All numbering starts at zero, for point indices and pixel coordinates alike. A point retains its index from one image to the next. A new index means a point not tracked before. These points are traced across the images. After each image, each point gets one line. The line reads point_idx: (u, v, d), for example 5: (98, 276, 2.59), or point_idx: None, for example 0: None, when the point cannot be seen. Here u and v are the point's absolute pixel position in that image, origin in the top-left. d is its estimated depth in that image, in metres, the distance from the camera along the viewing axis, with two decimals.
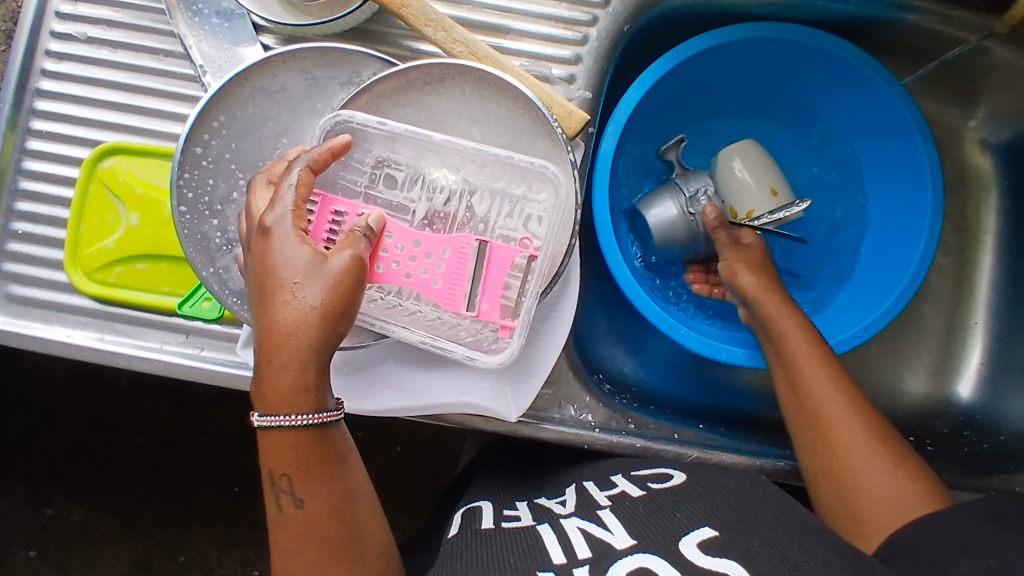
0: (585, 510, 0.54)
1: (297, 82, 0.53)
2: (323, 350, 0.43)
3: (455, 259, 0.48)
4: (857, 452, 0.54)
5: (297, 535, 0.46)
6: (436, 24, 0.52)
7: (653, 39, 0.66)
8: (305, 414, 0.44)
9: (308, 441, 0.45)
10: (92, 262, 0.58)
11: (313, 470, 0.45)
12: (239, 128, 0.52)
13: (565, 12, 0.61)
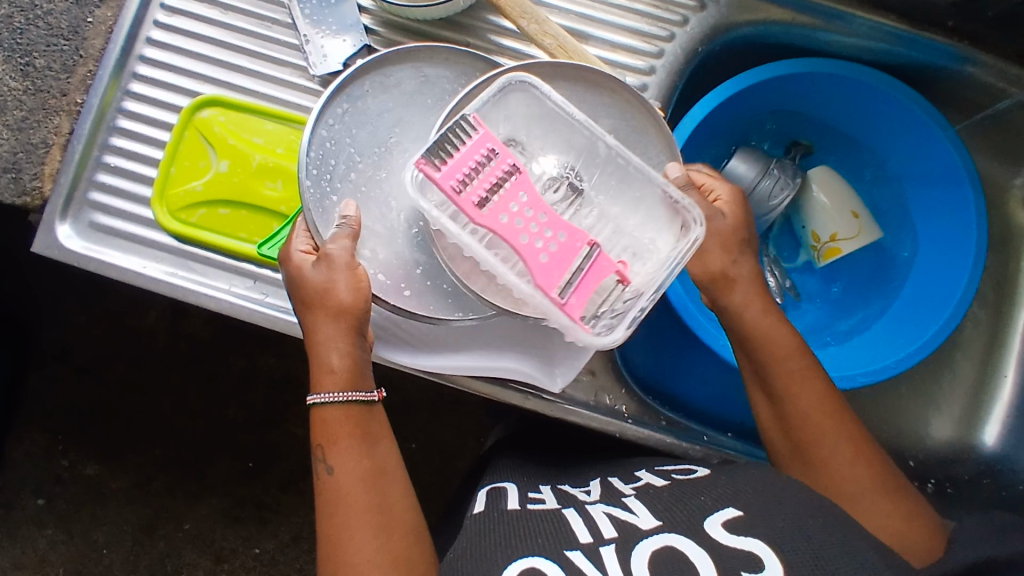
0: (609, 496, 0.56)
1: (410, 78, 0.57)
2: (354, 334, 0.51)
3: (569, 243, 0.44)
4: (868, 485, 0.54)
5: (345, 504, 0.49)
6: (531, 17, 0.56)
7: (731, 61, 0.70)
8: (347, 392, 0.50)
9: (350, 414, 0.51)
10: (178, 202, 0.62)
11: (345, 442, 0.50)
12: (356, 111, 0.55)
13: (642, 25, 0.65)
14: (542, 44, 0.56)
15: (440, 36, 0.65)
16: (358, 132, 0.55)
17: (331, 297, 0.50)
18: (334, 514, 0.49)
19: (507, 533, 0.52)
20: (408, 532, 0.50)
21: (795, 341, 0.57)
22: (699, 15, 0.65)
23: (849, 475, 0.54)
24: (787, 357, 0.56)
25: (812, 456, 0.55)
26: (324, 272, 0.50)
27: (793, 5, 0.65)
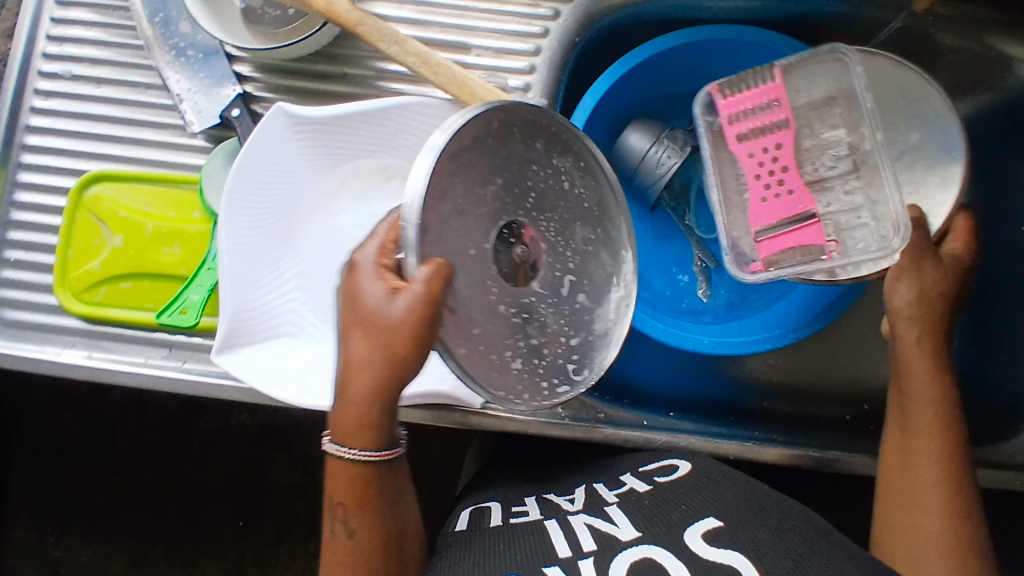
0: (591, 506, 0.55)
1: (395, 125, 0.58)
2: (390, 386, 0.46)
3: (796, 200, 0.59)
4: (934, 542, 0.51)
5: (346, 561, 0.52)
6: (390, 38, 0.55)
7: (615, 45, 0.70)
8: (364, 453, 0.48)
9: (360, 477, 0.50)
10: (80, 283, 0.61)
11: (367, 505, 0.51)
12: (266, 185, 0.56)
13: (517, 25, 0.65)
14: (406, 64, 0.55)
15: (317, 69, 0.64)
16: (264, 211, 0.57)
17: (390, 344, 0.45)
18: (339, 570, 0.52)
19: (485, 547, 0.51)
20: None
21: (930, 390, 0.55)
22: (569, 6, 0.64)
23: (923, 530, 0.52)
24: (920, 383, 0.55)
25: (902, 501, 0.53)
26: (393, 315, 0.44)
27: None
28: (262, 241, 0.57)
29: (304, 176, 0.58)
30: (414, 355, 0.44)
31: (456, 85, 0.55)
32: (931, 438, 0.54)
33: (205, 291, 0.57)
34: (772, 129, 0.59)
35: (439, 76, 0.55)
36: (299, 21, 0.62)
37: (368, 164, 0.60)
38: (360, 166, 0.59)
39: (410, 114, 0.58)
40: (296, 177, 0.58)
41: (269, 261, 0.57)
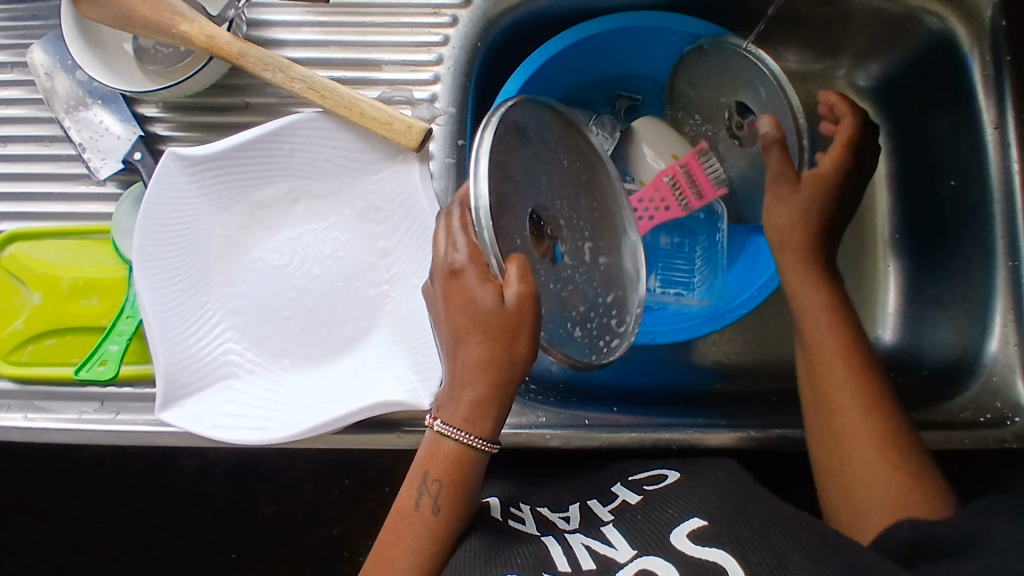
0: (586, 525, 0.53)
1: (303, 149, 0.57)
2: (504, 382, 0.48)
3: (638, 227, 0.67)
4: (855, 442, 0.53)
5: (416, 537, 0.49)
6: (274, 66, 0.55)
7: (523, 44, 0.68)
8: (478, 439, 0.49)
9: (468, 458, 0.49)
10: (5, 345, 0.60)
11: (456, 489, 0.49)
12: (173, 232, 0.56)
13: (416, 37, 0.64)
14: (292, 90, 0.55)
15: (218, 102, 0.63)
16: (176, 259, 0.56)
17: (507, 339, 0.47)
18: (393, 551, 0.49)
19: (486, 553, 0.48)
20: None
21: (822, 302, 0.59)
22: (467, 12, 0.64)
23: (860, 449, 0.52)
24: (801, 299, 0.60)
25: (829, 427, 0.54)
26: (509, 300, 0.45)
27: None
28: (179, 289, 0.56)
29: (209, 216, 0.57)
30: (530, 341, 0.47)
31: (342, 105, 0.54)
32: (836, 344, 0.57)
33: (123, 340, 0.58)
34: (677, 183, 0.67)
35: (327, 100, 0.54)
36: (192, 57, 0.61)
37: (273, 192, 0.59)
38: (266, 195, 0.59)
39: (302, 133, 0.56)
40: (201, 216, 0.57)
41: (192, 308, 0.56)
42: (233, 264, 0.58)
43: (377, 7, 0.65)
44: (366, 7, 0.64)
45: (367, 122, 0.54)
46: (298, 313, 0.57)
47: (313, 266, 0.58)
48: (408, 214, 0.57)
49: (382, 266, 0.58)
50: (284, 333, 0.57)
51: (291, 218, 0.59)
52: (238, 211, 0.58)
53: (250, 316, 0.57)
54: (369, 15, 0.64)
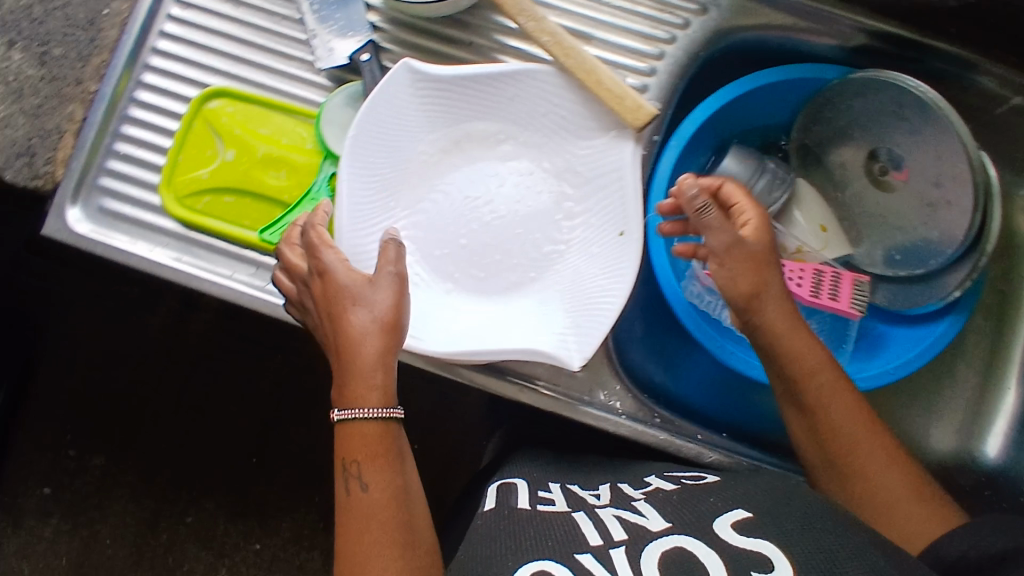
0: (619, 500, 0.58)
1: (524, 97, 0.60)
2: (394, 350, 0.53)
3: None
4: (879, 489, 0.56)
5: (363, 518, 0.51)
6: (529, 14, 0.57)
7: (732, 65, 0.70)
8: (376, 411, 0.52)
9: (386, 434, 0.53)
10: (185, 188, 0.63)
11: (381, 458, 0.52)
12: (390, 134, 0.58)
13: (649, 30, 0.65)
14: (539, 41, 0.57)
15: (444, 33, 0.66)
16: (384, 160, 0.58)
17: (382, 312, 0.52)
18: (349, 527, 0.51)
19: (514, 536, 0.52)
20: (425, 553, 0.51)
21: (818, 361, 0.59)
22: (702, 18, 0.66)
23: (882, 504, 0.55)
24: (816, 376, 0.58)
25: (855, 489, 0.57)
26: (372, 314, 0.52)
27: (796, 12, 0.66)
28: (375, 189, 0.58)
29: (419, 132, 0.60)
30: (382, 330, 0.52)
31: (583, 69, 0.56)
32: (844, 400, 0.58)
33: (308, 219, 0.61)
34: (834, 280, 0.69)
35: (570, 60, 0.56)
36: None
37: (484, 127, 0.61)
38: (475, 129, 0.61)
39: (532, 83, 0.59)
40: (412, 129, 0.59)
41: (381, 209, 0.58)
42: (426, 180, 0.61)
43: None
44: None
45: (602, 92, 0.56)
46: (472, 245, 0.59)
47: (498, 206, 0.60)
48: (605, 188, 0.59)
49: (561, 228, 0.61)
50: (455, 259, 0.59)
51: (494, 154, 0.62)
52: (447, 136, 0.61)
53: (430, 232, 0.59)
54: None
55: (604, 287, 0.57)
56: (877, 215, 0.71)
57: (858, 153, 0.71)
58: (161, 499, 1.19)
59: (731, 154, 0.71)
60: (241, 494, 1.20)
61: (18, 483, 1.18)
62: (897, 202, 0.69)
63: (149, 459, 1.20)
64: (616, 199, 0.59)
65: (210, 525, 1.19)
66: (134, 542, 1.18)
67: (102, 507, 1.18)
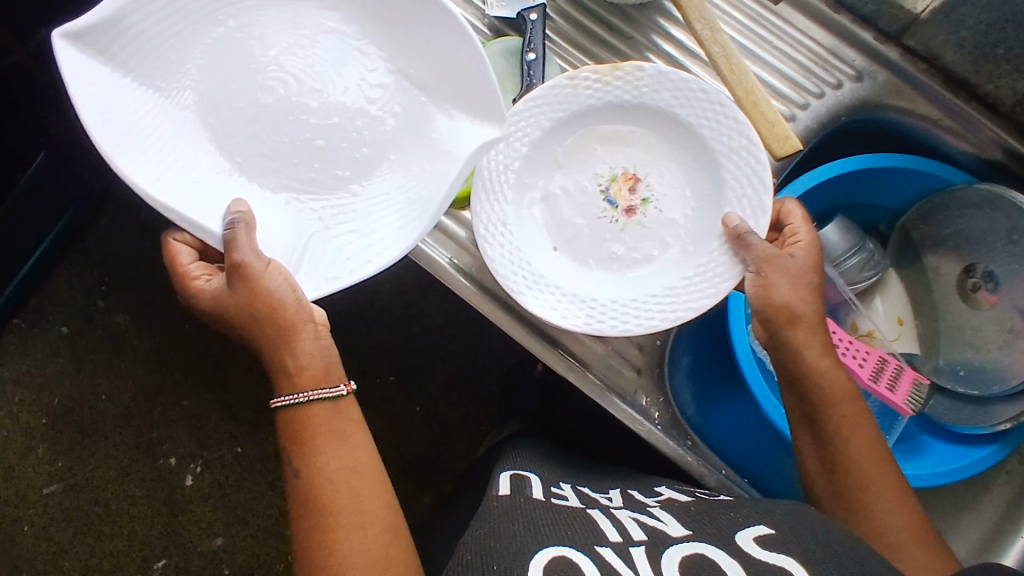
0: (632, 504, 0.59)
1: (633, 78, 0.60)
2: (292, 328, 0.55)
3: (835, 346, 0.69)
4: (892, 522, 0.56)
5: (310, 495, 0.54)
6: (706, 22, 0.59)
7: (866, 136, 0.72)
8: (313, 391, 0.56)
9: (327, 414, 0.56)
10: None
11: (311, 439, 0.55)
12: (124, 108, 0.53)
13: (799, 76, 0.68)
14: (708, 50, 0.59)
15: (608, 21, 0.69)
16: (133, 131, 0.53)
17: (257, 304, 0.54)
18: (299, 507, 0.54)
19: (534, 522, 0.53)
20: (380, 529, 0.54)
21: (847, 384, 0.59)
22: (856, 84, 0.67)
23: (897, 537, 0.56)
24: (842, 402, 0.59)
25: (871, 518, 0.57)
26: (254, 297, 0.54)
27: (944, 107, 0.67)
28: (163, 148, 0.54)
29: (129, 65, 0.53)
30: (286, 305, 0.55)
31: (742, 87, 0.59)
32: (861, 422, 0.59)
33: None
34: (895, 372, 0.70)
35: (733, 76, 0.59)
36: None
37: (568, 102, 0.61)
38: (604, 89, 0.61)
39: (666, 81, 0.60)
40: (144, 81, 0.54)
41: (209, 160, 0.56)
42: (160, 51, 0.53)
43: (784, 31, 0.68)
44: (774, 25, 0.68)
45: (755, 113, 0.59)
46: (591, 220, 0.63)
47: (309, 99, 0.56)
48: (721, 177, 0.60)
49: (678, 193, 0.63)
50: (309, 155, 0.57)
51: (305, 38, 0.57)
52: (211, 37, 0.55)
53: (245, 139, 0.56)
54: (771, 32, 0.68)
55: (701, 279, 0.59)
56: (956, 326, 0.71)
57: (955, 262, 0.71)
58: (166, 374, 1.22)
59: (836, 224, 0.71)
60: (241, 396, 1.22)
61: (43, 314, 1.21)
62: (980, 321, 0.70)
63: (169, 333, 1.22)
64: (746, 192, 0.59)
65: (202, 415, 1.21)
66: (130, 404, 1.22)
67: (112, 362, 1.22)
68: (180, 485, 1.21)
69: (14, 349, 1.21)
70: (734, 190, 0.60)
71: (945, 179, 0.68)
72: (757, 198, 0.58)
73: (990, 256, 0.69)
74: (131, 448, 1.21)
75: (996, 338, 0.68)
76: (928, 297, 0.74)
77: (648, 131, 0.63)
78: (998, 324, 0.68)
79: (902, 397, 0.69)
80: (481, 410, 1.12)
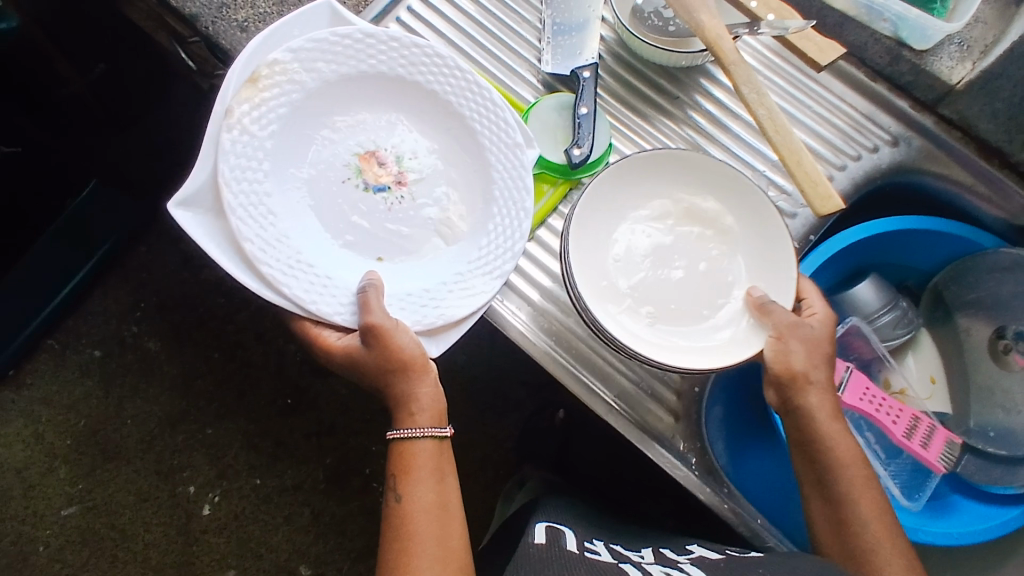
0: (664, 560, 0.61)
1: (287, 83, 0.60)
2: (412, 378, 0.60)
3: (867, 399, 0.70)
4: None
5: (404, 525, 0.58)
6: (753, 87, 0.62)
7: (899, 199, 0.75)
8: (428, 429, 0.60)
9: (436, 451, 0.61)
10: None
11: (418, 471, 0.60)
12: (290, 258, 0.59)
13: (835, 139, 0.71)
14: (755, 112, 0.62)
15: (654, 82, 0.73)
16: (293, 261, 0.59)
17: (394, 366, 0.58)
18: (393, 532, 0.58)
19: (567, 571, 0.54)
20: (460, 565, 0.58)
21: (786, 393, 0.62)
22: (890, 150, 0.71)
23: None
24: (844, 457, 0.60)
25: None
26: (387, 356, 0.58)
27: (976, 173, 0.70)
28: (298, 255, 0.60)
29: (302, 219, 0.62)
30: (411, 364, 0.59)
31: (786, 148, 0.61)
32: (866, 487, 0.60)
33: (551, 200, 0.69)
34: (928, 429, 0.71)
35: (779, 137, 0.61)
36: (686, 39, 0.70)
37: (270, 128, 0.60)
38: (268, 109, 0.60)
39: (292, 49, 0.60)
40: (294, 221, 0.61)
41: (375, 223, 0.65)
42: (321, 182, 0.63)
43: (822, 98, 0.72)
44: (813, 92, 0.72)
45: (799, 172, 0.60)
46: (387, 214, 0.65)
47: (416, 158, 0.66)
48: (438, 99, 0.65)
49: (408, 134, 0.66)
50: (376, 204, 0.65)
51: (383, 120, 0.66)
52: (290, 158, 0.62)
53: (375, 206, 0.65)
54: (810, 98, 0.71)
55: (513, 177, 0.64)
56: (987, 387, 0.72)
57: (986, 324, 0.73)
58: (192, 401, 1.23)
59: (869, 281, 0.74)
60: (264, 428, 1.23)
61: (76, 335, 1.24)
62: (1010, 382, 0.71)
63: (196, 361, 1.24)
64: (466, 94, 0.65)
65: (224, 445, 1.23)
66: (152, 429, 1.23)
67: (139, 386, 1.24)
68: (196, 514, 1.22)
69: (43, 368, 1.23)
70: (455, 95, 0.65)
71: (977, 244, 0.70)
72: (470, 81, 0.65)
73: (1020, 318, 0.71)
74: (151, 473, 1.22)
75: None
76: (955, 358, 0.75)
77: (351, 112, 0.65)
78: None
79: (935, 455, 0.70)
80: (501, 453, 1.12)
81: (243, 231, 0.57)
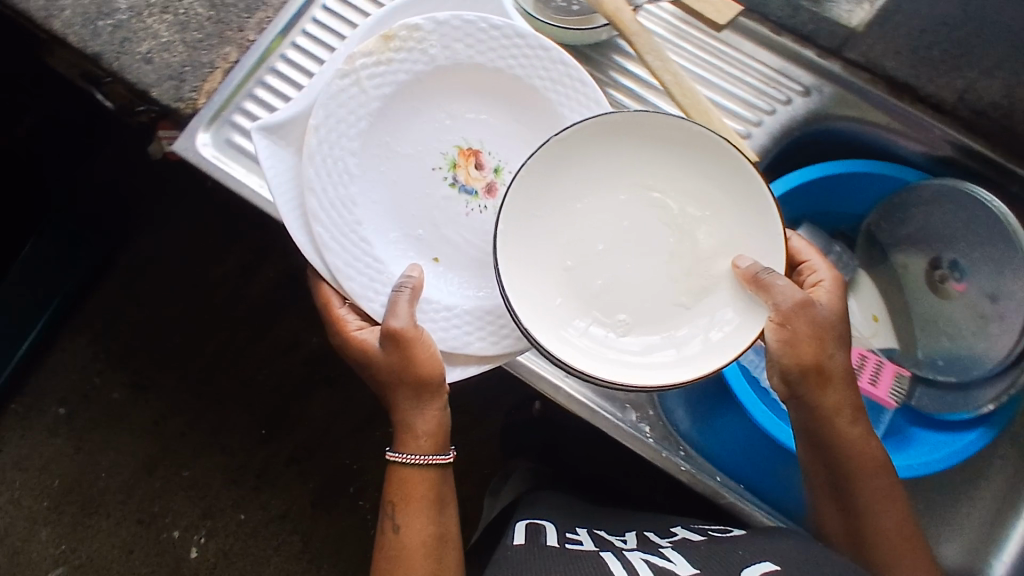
0: (646, 546, 0.61)
1: (411, 55, 0.61)
2: (422, 390, 0.59)
3: None
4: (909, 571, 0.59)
5: (398, 556, 0.60)
6: (656, 54, 0.63)
7: (820, 146, 0.76)
8: (422, 454, 0.61)
9: (431, 479, 0.61)
10: None
11: (414, 502, 0.61)
12: (346, 226, 0.59)
13: (754, 98, 0.71)
14: (661, 79, 0.63)
15: None
16: (349, 235, 0.59)
17: (412, 373, 0.58)
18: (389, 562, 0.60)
19: (545, 568, 0.55)
20: None
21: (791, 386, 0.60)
22: (804, 100, 0.71)
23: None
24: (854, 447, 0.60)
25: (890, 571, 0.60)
26: (407, 362, 0.57)
27: (892, 112, 0.71)
28: (356, 230, 0.60)
29: (365, 202, 0.61)
30: (428, 375, 0.58)
31: (694, 108, 0.62)
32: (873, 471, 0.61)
33: None
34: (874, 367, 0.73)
35: (686, 99, 0.62)
36: (591, 15, 0.70)
37: (373, 99, 0.60)
38: (388, 69, 0.60)
39: (449, 31, 0.61)
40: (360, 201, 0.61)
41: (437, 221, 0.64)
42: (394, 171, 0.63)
43: (735, 58, 0.72)
44: (724, 52, 0.72)
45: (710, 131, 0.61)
46: (458, 214, 0.64)
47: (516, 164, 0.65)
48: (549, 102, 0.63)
49: (516, 146, 0.65)
50: (451, 206, 0.64)
51: (483, 116, 0.65)
52: (376, 138, 0.62)
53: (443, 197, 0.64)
54: (721, 58, 0.72)
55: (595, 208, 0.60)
56: (931, 317, 0.74)
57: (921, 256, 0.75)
58: (166, 445, 1.22)
59: None
60: (243, 462, 1.22)
61: (38, 396, 1.21)
62: (952, 310, 0.72)
63: (165, 404, 1.23)
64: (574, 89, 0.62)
65: (204, 484, 1.21)
66: (129, 477, 1.21)
67: (110, 437, 1.21)
68: (184, 558, 1.20)
69: (11, 431, 1.21)
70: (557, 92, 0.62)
71: (900, 179, 0.71)
72: (565, 69, 0.61)
73: (950, 247, 0.72)
74: (133, 524, 1.20)
75: (970, 325, 0.71)
76: (896, 293, 0.77)
77: (473, 109, 0.64)
78: (969, 311, 0.71)
79: (885, 390, 0.73)
80: (484, 453, 1.12)
81: (311, 178, 0.57)
